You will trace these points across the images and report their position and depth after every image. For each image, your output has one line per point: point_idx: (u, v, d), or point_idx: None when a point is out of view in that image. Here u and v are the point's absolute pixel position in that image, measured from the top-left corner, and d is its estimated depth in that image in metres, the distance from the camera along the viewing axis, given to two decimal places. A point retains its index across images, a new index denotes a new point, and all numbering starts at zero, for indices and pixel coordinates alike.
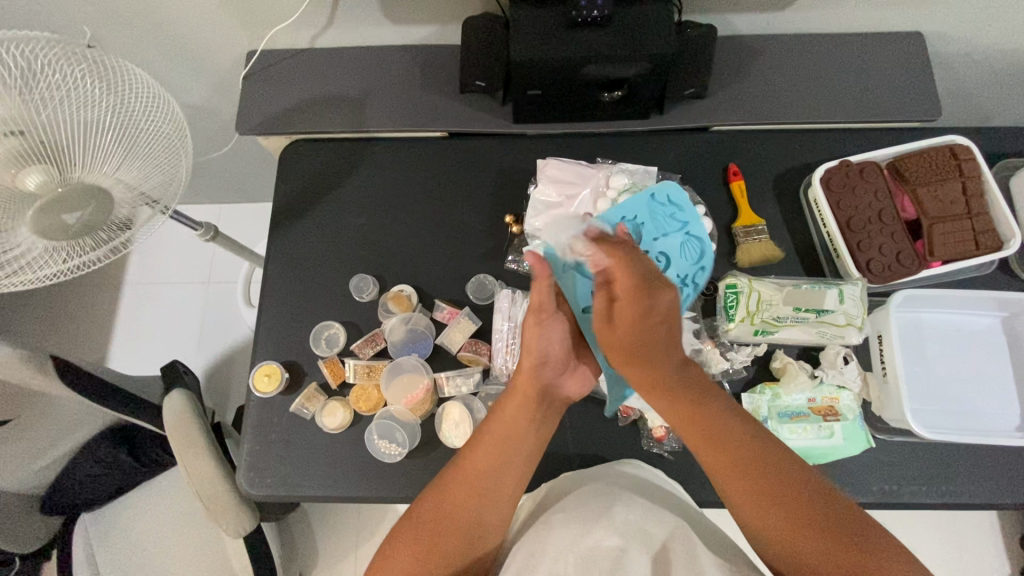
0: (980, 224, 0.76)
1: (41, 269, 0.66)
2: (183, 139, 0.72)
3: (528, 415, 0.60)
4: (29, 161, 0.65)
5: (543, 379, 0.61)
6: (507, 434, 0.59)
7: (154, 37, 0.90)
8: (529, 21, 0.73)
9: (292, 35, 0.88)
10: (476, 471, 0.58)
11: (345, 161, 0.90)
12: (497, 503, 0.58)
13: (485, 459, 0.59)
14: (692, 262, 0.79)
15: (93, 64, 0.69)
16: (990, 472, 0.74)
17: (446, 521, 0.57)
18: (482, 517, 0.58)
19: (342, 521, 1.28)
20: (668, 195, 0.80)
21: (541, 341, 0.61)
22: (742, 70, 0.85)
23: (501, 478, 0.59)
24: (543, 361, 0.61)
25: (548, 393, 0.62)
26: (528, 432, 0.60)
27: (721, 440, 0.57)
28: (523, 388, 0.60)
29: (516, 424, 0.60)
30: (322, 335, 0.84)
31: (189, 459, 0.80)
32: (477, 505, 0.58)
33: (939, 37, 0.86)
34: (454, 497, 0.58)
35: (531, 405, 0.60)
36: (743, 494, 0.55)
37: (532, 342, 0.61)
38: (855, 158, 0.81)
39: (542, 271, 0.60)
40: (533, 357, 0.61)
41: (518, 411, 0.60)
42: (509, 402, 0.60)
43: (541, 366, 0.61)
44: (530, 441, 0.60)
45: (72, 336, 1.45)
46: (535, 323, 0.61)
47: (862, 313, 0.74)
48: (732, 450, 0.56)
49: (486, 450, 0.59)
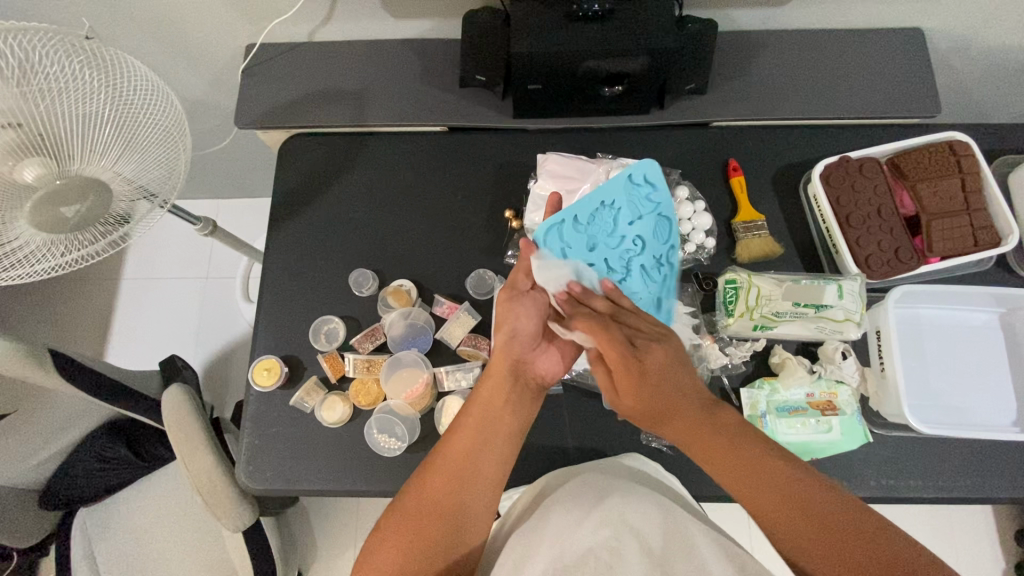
0: (979, 220, 0.76)
1: (42, 262, 0.67)
2: (182, 133, 0.72)
3: (502, 394, 0.63)
4: (27, 154, 0.64)
5: (512, 354, 0.65)
6: (484, 416, 0.61)
7: (153, 30, 0.89)
8: (529, 15, 0.73)
9: (292, 29, 0.88)
10: (455, 455, 0.58)
11: (344, 156, 0.90)
12: (481, 489, 0.58)
13: (463, 441, 0.59)
14: (663, 242, 0.78)
15: (92, 56, 0.67)
16: (987, 466, 0.74)
17: (430, 509, 0.56)
18: (467, 504, 0.57)
19: (341, 517, 1.28)
20: (644, 173, 0.78)
21: (510, 318, 0.68)
22: (742, 66, 0.85)
23: (479, 462, 0.58)
24: (513, 337, 0.67)
25: (518, 371, 0.65)
26: (504, 414, 0.62)
27: (747, 468, 0.54)
28: (496, 366, 0.64)
29: (493, 405, 0.62)
30: (321, 329, 0.83)
31: (188, 455, 0.80)
32: (460, 490, 0.57)
33: (938, 34, 0.86)
34: (439, 481, 0.57)
35: (502, 383, 0.63)
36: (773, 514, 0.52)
37: (504, 317, 0.69)
38: (855, 154, 0.81)
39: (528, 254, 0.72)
40: (504, 332, 0.67)
41: (493, 390, 0.63)
42: (483, 383, 0.64)
43: (509, 341, 0.66)
44: (508, 421, 0.61)
45: (69, 331, 1.44)
46: (507, 298, 0.70)
47: (861, 309, 0.75)
48: (751, 474, 0.54)
49: (465, 433, 0.60)
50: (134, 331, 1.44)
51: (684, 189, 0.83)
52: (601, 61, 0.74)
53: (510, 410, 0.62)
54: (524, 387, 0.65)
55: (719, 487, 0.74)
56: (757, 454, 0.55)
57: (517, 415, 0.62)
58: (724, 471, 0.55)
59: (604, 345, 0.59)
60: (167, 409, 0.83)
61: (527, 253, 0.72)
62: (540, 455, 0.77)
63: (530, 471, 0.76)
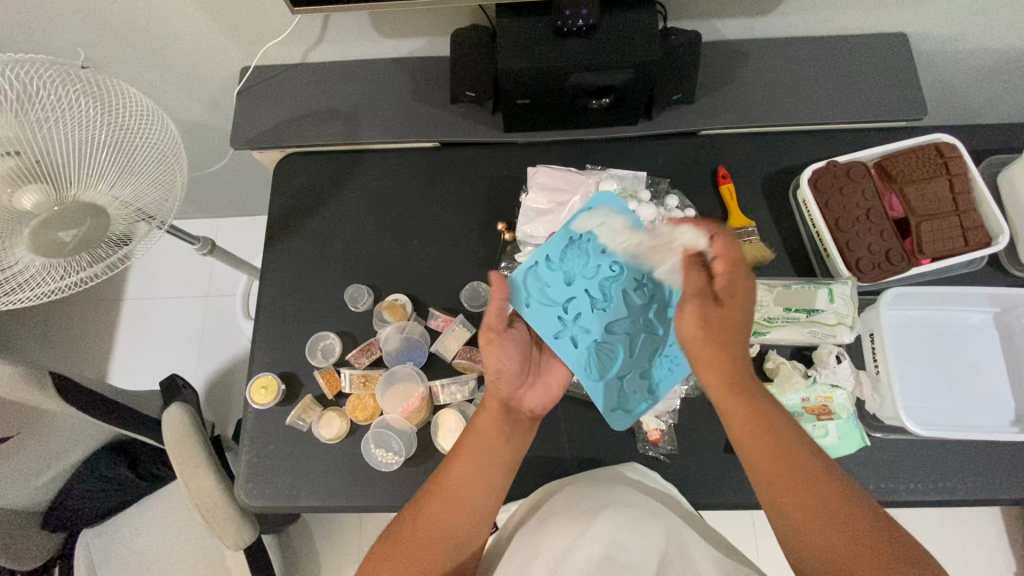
0: (968, 221, 0.76)
1: (40, 285, 0.68)
2: (177, 157, 0.75)
3: (496, 429, 0.61)
4: (25, 181, 0.64)
5: (502, 394, 0.63)
6: (479, 445, 0.60)
7: (149, 57, 0.91)
8: (514, 31, 0.74)
9: (284, 51, 0.90)
10: (455, 479, 0.58)
11: (338, 173, 0.91)
12: (477, 509, 0.58)
13: (461, 466, 0.59)
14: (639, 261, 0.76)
15: (88, 85, 0.69)
16: (987, 467, 0.74)
17: (428, 529, 0.56)
18: (464, 523, 0.57)
19: (344, 533, 1.28)
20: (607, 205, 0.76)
21: (495, 359, 0.63)
22: (729, 74, 0.86)
23: (479, 487, 0.59)
24: (500, 376, 0.63)
25: (510, 407, 0.64)
26: (500, 443, 0.61)
27: (790, 463, 0.55)
28: (489, 404, 0.63)
29: (487, 435, 0.61)
30: (317, 345, 0.84)
31: (187, 475, 0.80)
32: (460, 510, 0.57)
33: (922, 37, 0.87)
34: (439, 503, 0.58)
35: (496, 420, 0.62)
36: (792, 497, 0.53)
37: (486, 358, 0.63)
38: (842, 159, 0.82)
39: (502, 292, 0.60)
40: (489, 373, 0.63)
41: (485, 427, 0.61)
42: (478, 417, 0.62)
43: (497, 380, 0.62)
44: (503, 451, 0.61)
45: (70, 353, 1.45)
46: (486, 341, 0.63)
47: (852, 312, 0.75)
48: (790, 462, 0.55)
49: (461, 462, 0.59)
50: (136, 351, 1.45)
51: (674, 198, 0.84)
52: (585, 75, 0.75)
53: (504, 443, 0.61)
54: (517, 421, 0.64)
55: (717, 494, 0.74)
56: (789, 437, 0.56)
57: (511, 447, 0.62)
58: (767, 464, 0.55)
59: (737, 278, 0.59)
60: (167, 429, 0.83)
61: (500, 296, 0.60)
62: (537, 465, 0.77)
63: (527, 482, 0.76)
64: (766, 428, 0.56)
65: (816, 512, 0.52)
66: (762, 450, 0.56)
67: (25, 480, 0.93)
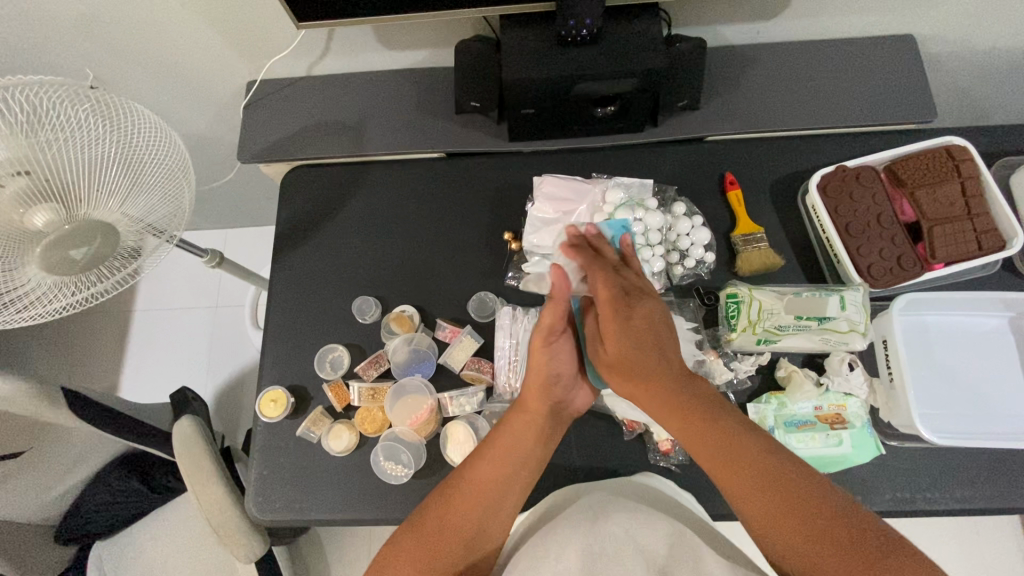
0: (981, 224, 0.75)
1: (51, 302, 0.68)
2: (187, 174, 0.74)
3: (537, 433, 0.61)
4: (36, 201, 0.66)
5: (554, 397, 0.63)
6: (517, 447, 0.60)
7: (156, 73, 0.92)
8: (519, 42, 0.74)
9: (289, 65, 0.90)
10: (482, 480, 0.58)
11: (345, 184, 0.91)
12: (500, 514, 0.58)
13: (491, 467, 0.59)
14: None
15: (98, 104, 0.68)
16: (1004, 474, 0.73)
17: (451, 526, 0.56)
18: (488, 526, 0.57)
19: (354, 543, 1.29)
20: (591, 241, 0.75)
21: (551, 362, 0.62)
22: (735, 79, 0.86)
23: (506, 487, 0.59)
24: (558, 379, 0.63)
25: (557, 409, 0.64)
26: (536, 450, 0.61)
27: (740, 463, 0.54)
28: (534, 406, 0.62)
29: (524, 438, 0.61)
30: (326, 358, 0.84)
31: (198, 488, 0.80)
32: (484, 512, 0.57)
33: (931, 38, 0.86)
34: (464, 502, 0.57)
35: (537, 422, 0.62)
36: (758, 498, 0.52)
37: (539, 362, 0.62)
38: (851, 163, 0.81)
39: (562, 284, 0.60)
40: (545, 374, 0.62)
41: (527, 426, 0.61)
42: (519, 417, 0.62)
43: (553, 384, 0.62)
44: (538, 453, 0.61)
45: (82, 366, 1.46)
46: (542, 343, 0.62)
47: (866, 320, 0.74)
48: (751, 468, 0.54)
49: (493, 461, 0.59)
50: (147, 363, 1.47)
51: (682, 205, 0.84)
52: (591, 84, 0.75)
53: (539, 446, 0.62)
54: (558, 421, 0.65)
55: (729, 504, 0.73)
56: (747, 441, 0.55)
57: (544, 449, 0.62)
58: (730, 478, 0.54)
59: (598, 281, 0.62)
60: (177, 444, 0.83)
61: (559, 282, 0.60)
62: (547, 476, 0.76)
63: (536, 493, 0.76)
64: (715, 437, 0.56)
65: (783, 510, 0.51)
66: (724, 462, 0.55)
67: (38, 495, 0.93)
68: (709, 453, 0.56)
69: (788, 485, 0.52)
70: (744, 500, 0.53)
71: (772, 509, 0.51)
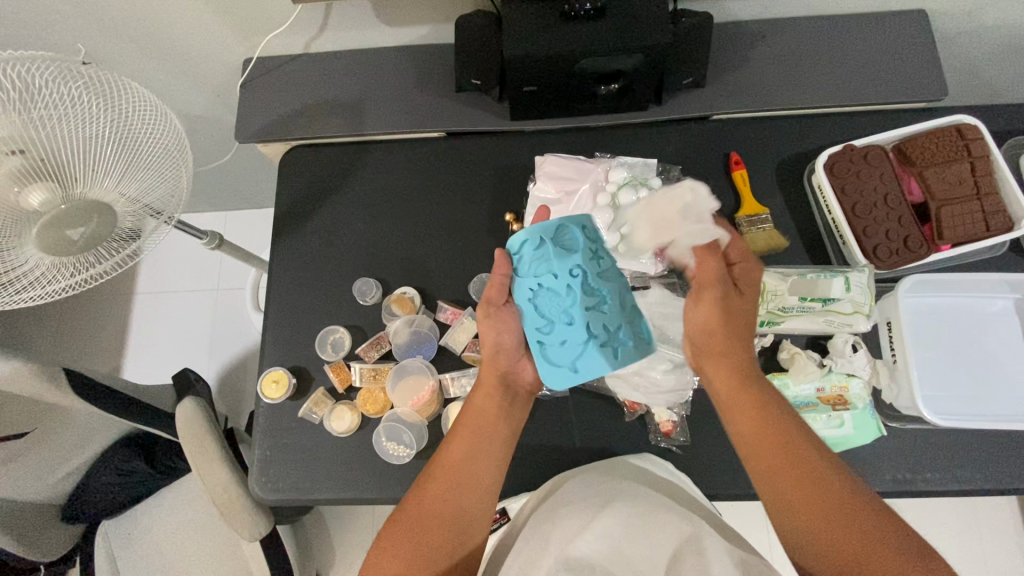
0: (990, 205, 0.74)
1: (52, 283, 0.67)
2: (183, 153, 0.73)
3: (490, 408, 0.64)
4: (32, 179, 0.64)
5: (501, 368, 0.65)
6: (479, 421, 0.63)
7: (151, 50, 0.90)
8: (520, 16, 0.72)
9: (286, 42, 0.88)
10: (452, 460, 0.60)
11: (344, 165, 0.90)
12: (477, 494, 0.59)
13: (458, 446, 0.61)
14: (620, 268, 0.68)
15: (89, 80, 0.68)
16: (1005, 455, 0.73)
17: (428, 514, 0.57)
18: (463, 511, 0.58)
19: (356, 523, 1.30)
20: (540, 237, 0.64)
21: (494, 333, 0.65)
22: (742, 56, 0.84)
23: (473, 467, 0.60)
24: (499, 350, 0.65)
25: (507, 382, 0.66)
26: (499, 416, 0.64)
27: (793, 465, 0.54)
28: (487, 380, 0.65)
29: (484, 412, 0.63)
30: (326, 340, 0.84)
31: (201, 468, 0.80)
32: (457, 493, 0.58)
33: (943, 14, 0.84)
34: (439, 487, 0.59)
35: (492, 396, 0.64)
36: (803, 501, 0.53)
37: (484, 334, 0.65)
38: (859, 142, 0.80)
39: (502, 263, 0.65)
40: (489, 346, 0.65)
41: (482, 404, 0.64)
42: (476, 393, 0.65)
43: (498, 354, 0.65)
44: (501, 430, 0.63)
45: (84, 348, 1.47)
46: (485, 316, 0.66)
47: (869, 301, 0.73)
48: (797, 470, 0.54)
49: (461, 441, 0.61)
50: (148, 345, 1.47)
51: None
52: (594, 60, 0.73)
53: (501, 418, 0.64)
54: (512, 395, 0.66)
55: (730, 486, 0.74)
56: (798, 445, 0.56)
57: (507, 421, 0.64)
58: (781, 475, 0.55)
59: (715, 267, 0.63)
60: (180, 424, 0.83)
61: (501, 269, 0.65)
62: (549, 457, 0.76)
63: (537, 474, 0.76)
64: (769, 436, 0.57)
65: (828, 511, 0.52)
66: (778, 462, 0.55)
67: (43, 475, 0.94)
68: (764, 450, 0.56)
69: (833, 495, 0.52)
70: (785, 502, 0.54)
71: (814, 508, 0.52)
